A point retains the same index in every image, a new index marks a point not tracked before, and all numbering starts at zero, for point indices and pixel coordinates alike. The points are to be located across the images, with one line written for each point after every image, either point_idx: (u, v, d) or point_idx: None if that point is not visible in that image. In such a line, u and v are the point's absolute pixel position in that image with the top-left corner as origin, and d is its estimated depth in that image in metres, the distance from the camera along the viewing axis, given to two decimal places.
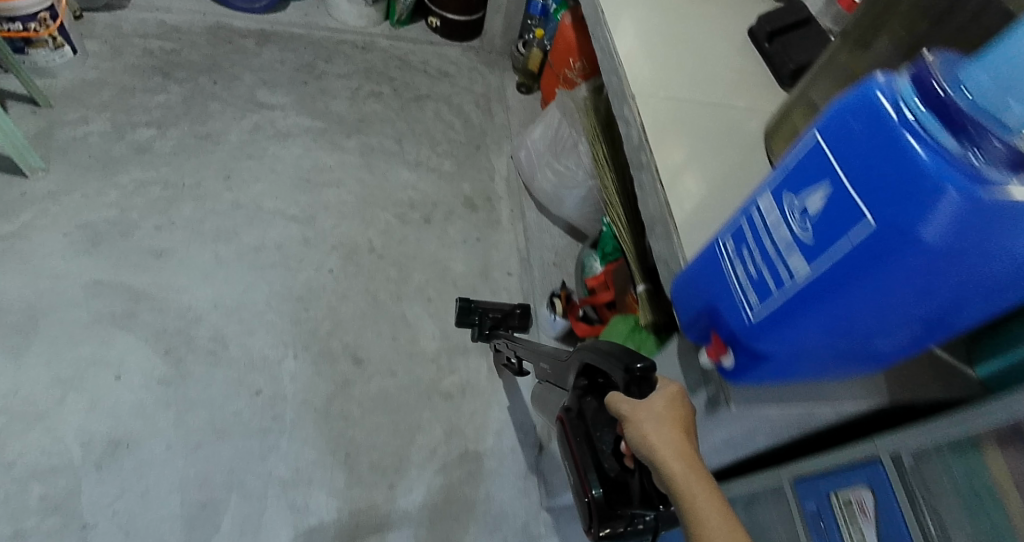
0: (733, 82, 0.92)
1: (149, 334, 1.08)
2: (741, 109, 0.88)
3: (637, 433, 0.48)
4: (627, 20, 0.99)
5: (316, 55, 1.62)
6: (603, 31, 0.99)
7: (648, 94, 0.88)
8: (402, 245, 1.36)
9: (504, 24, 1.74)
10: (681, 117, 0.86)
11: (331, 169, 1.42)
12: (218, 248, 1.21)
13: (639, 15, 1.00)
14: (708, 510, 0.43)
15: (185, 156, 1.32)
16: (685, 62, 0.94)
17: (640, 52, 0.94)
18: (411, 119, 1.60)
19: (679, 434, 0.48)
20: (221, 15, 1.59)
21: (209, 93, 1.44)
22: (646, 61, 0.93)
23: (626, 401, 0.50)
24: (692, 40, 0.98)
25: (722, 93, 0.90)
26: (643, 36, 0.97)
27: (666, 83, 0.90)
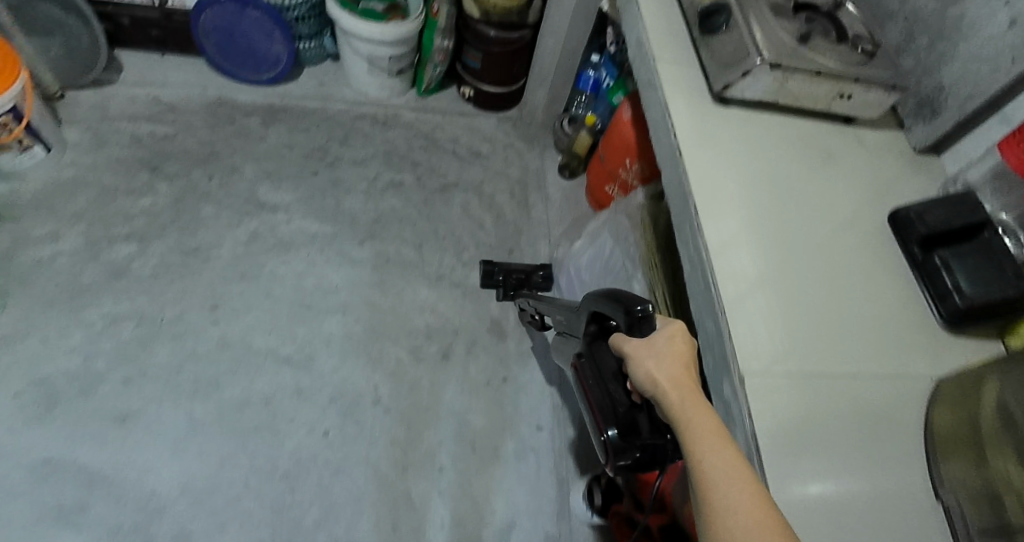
0: (873, 326, 0.64)
1: (100, 534, 0.90)
2: (887, 379, 0.61)
3: (642, 369, 0.56)
4: (729, 206, 0.70)
5: (330, 135, 1.41)
6: (690, 225, 0.69)
7: (760, 361, 0.59)
8: (412, 393, 1.13)
9: (549, 96, 1.47)
10: (809, 402, 0.58)
11: (336, 290, 1.20)
12: (193, 407, 1.02)
13: (743, 196, 0.71)
14: (717, 474, 0.46)
15: (169, 279, 1.13)
16: (807, 286, 0.66)
17: (747, 272, 0.65)
18: (434, 216, 1.37)
19: (678, 369, 0.55)
20: (224, 88, 1.38)
21: (202, 191, 1.24)
22: (755, 290, 0.64)
23: (633, 339, 0.60)
24: (813, 242, 0.70)
25: (860, 348, 0.63)
26: (749, 239, 0.68)
27: (783, 332, 0.62)
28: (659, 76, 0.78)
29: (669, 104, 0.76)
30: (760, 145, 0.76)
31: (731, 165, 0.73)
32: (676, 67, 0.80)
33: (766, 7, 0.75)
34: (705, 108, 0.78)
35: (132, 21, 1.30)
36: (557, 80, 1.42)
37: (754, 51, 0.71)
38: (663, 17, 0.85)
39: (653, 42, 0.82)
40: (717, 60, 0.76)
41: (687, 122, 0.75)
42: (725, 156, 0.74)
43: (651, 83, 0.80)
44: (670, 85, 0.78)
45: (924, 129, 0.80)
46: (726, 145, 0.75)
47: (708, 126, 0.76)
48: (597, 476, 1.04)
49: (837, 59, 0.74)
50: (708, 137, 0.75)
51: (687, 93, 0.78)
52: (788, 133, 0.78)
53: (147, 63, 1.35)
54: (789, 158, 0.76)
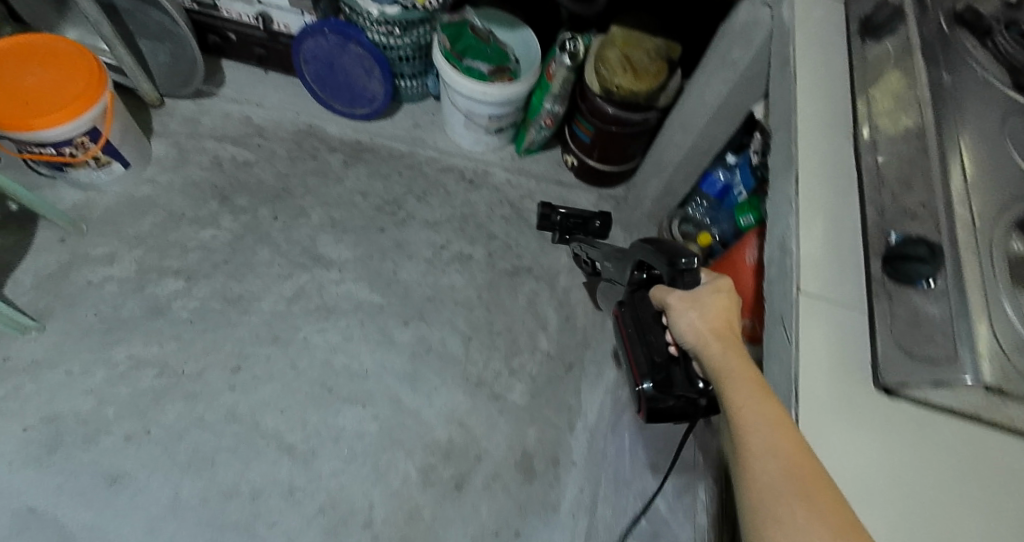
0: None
1: None
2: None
3: (685, 319, 0.65)
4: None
5: (410, 186, 1.28)
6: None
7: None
8: (409, 523, 0.99)
9: (665, 187, 1.22)
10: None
11: (364, 376, 1.09)
12: (182, 485, 0.94)
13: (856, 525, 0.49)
14: (751, 411, 0.51)
15: (202, 327, 1.07)
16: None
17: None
18: (496, 305, 1.20)
19: (716, 322, 0.63)
20: (316, 117, 1.30)
21: (263, 232, 1.18)
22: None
23: (677, 292, 0.68)
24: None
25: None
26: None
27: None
28: (796, 322, 0.58)
29: (800, 375, 0.56)
30: (920, 470, 0.52)
31: (862, 486, 0.51)
32: (827, 314, 0.59)
33: (1004, 276, 0.56)
34: (852, 393, 0.55)
35: (239, 36, 1.25)
36: (678, 176, 1.17)
37: (958, 356, 0.51)
38: (833, 228, 0.64)
39: (806, 266, 0.62)
40: (894, 335, 0.56)
41: (816, 405, 0.54)
42: (860, 471, 0.51)
43: (784, 322, 0.61)
44: (812, 345, 0.57)
45: None
46: (856, 451, 0.52)
47: (861, 403, 0.55)
48: None
49: None
50: (843, 439, 0.53)
51: (831, 359, 0.56)
52: (974, 466, 0.53)
53: (249, 80, 1.31)
54: (964, 503, 0.51)
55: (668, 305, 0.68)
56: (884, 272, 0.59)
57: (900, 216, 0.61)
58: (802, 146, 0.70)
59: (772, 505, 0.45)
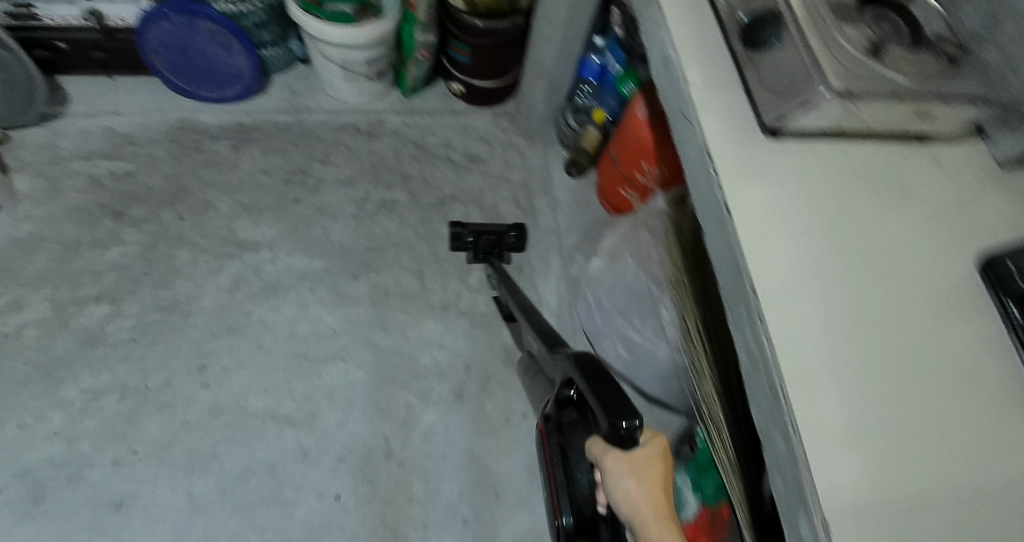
0: (970, 415, 0.51)
1: None
2: (998, 489, 0.48)
3: (619, 487, 0.50)
4: (786, 267, 0.58)
5: (309, 153, 1.27)
6: (746, 303, 0.58)
7: (850, 476, 0.47)
8: (426, 441, 1.05)
9: (548, 87, 1.33)
10: (888, 540, 0.45)
11: (334, 334, 1.10)
12: (192, 485, 0.92)
13: (792, 248, 0.59)
14: None
15: (149, 341, 1.01)
16: (883, 362, 0.53)
17: (810, 352, 0.53)
18: (434, 235, 1.26)
19: (658, 511, 0.49)
20: (186, 112, 1.25)
21: (175, 235, 1.12)
22: (813, 370, 0.52)
23: (607, 446, 0.51)
24: (893, 306, 0.56)
25: (958, 447, 0.49)
26: (811, 313, 0.55)
27: (851, 428, 0.49)
28: (694, 110, 0.66)
29: (710, 146, 0.64)
30: (817, 183, 0.63)
31: (785, 221, 0.60)
32: (713, 96, 0.68)
33: (829, 14, 0.64)
34: (753, 146, 0.65)
35: (72, 43, 1.16)
36: (558, 70, 1.27)
37: (816, 77, 0.59)
38: (694, 28, 0.73)
39: (683, 63, 0.70)
40: (767, 89, 0.65)
41: (728, 162, 0.63)
42: (776, 197, 0.62)
43: (684, 116, 0.68)
44: (710, 121, 0.66)
45: (1014, 142, 0.64)
46: (773, 196, 0.62)
47: (763, 159, 0.64)
48: None
49: (918, 71, 0.64)
50: (756, 178, 0.63)
51: (729, 132, 0.65)
52: (850, 167, 0.65)
53: (97, 91, 1.22)
54: (853, 196, 0.63)
55: (596, 457, 0.51)
56: (745, 48, 0.69)
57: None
58: None
59: None
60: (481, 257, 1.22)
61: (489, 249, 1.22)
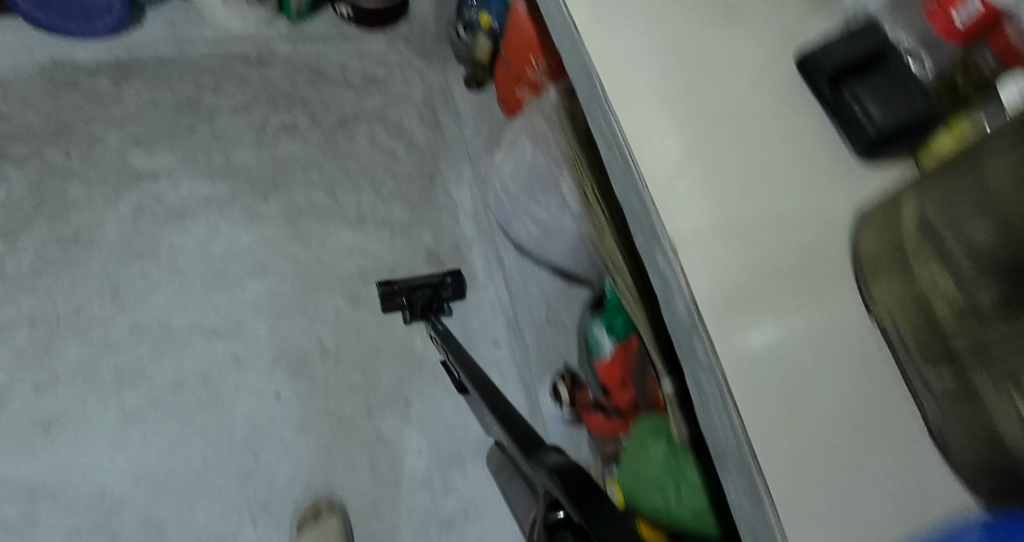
0: (795, 172, 0.59)
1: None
2: (816, 223, 0.57)
3: None
4: (630, 76, 0.63)
5: (199, 84, 1.25)
6: (599, 105, 0.65)
7: (694, 230, 0.57)
8: (360, 338, 1.09)
9: None
10: (732, 272, 0.55)
11: (250, 251, 1.10)
12: (124, 399, 0.92)
13: (635, 57, 0.64)
14: None
15: (53, 273, 0.98)
16: (720, 142, 0.60)
17: (655, 143, 0.60)
18: (341, 153, 1.27)
19: None
20: (56, 50, 1.19)
21: (64, 170, 1.08)
22: (660, 156, 0.60)
23: None
24: (726, 97, 0.62)
25: (782, 199, 0.58)
26: (655, 110, 0.61)
27: (699, 195, 0.58)
28: None
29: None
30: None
31: (629, 33, 0.65)
32: None
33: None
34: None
35: None
36: None
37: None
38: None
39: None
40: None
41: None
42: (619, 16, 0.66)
43: None
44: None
45: None
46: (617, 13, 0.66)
47: None
48: (560, 376, 1.09)
49: None
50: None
51: None
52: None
53: None
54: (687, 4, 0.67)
55: None
56: None
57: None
58: None
59: None
60: (417, 312, 1.10)
61: (425, 304, 1.11)
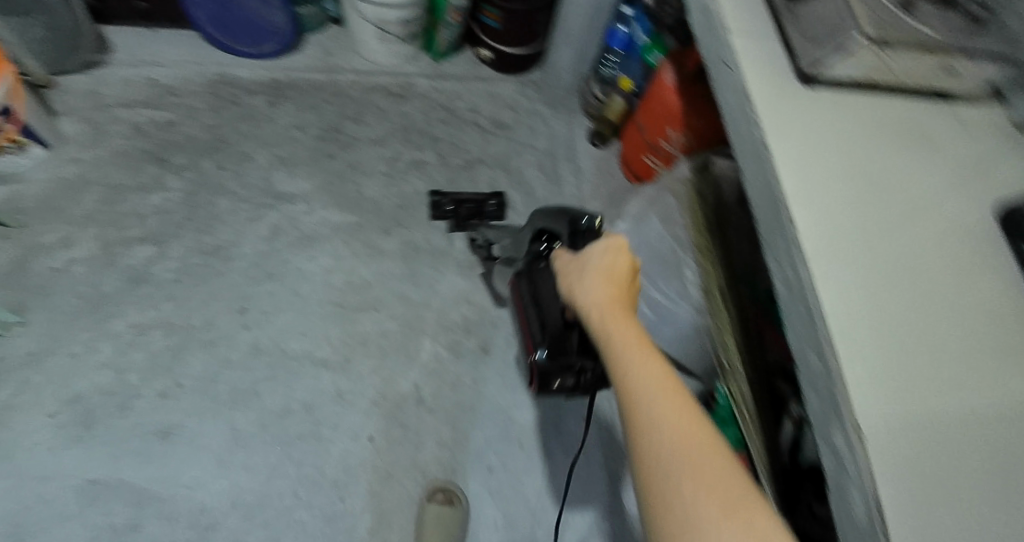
0: (986, 339, 0.52)
1: None
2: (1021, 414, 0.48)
3: (590, 293, 0.65)
4: (811, 205, 0.59)
5: (343, 112, 1.31)
6: (784, 239, 0.59)
7: (883, 388, 0.49)
8: (455, 391, 1.08)
9: (577, 58, 1.36)
10: (922, 437, 0.47)
11: (367, 285, 1.14)
12: (234, 418, 0.96)
13: (816, 170, 0.61)
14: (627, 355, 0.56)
15: (192, 282, 1.05)
16: (897, 288, 0.54)
17: (838, 282, 0.54)
18: (462, 197, 1.29)
19: (610, 288, 0.65)
20: (224, 66, 1.27)
21: (215, 184, 1.16)
22: (842, 297, 0.53)
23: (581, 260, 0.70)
24: (918, 244, 0.57)
25: (983, 373, 0.50)
26: (834, 247, 0.56)
27: (880, 340, 0.51)
28: (737, 57, 0.68)
29: (750, 88, 0.66)
30: (842, 130, 0.64)
31: (815, 142, 0.63)
32: (752, 45, 0.69)
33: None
34: (787, 92, 0.66)
35: None
36: (586, 40, 1.31)
37: (851, 23, 0.65)
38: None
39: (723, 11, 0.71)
40: (807, 36, 0.68)
41: (767, 109, 0.64)
42: (798, 140, 0.63)
43: (725, 64, 0.70)
44: (749, 64, 0.67)
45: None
46: (808, 124, 0.64)
47: (798, 103, 0.66)
48: None
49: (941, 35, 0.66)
50: (794, 106, 0.65)
51: (764, 73, 0.67)
52: (867, 113, 0.66)
53: (138, 41, 1.24)
54: (879, 148, 0.64)
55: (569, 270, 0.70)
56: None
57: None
58: None
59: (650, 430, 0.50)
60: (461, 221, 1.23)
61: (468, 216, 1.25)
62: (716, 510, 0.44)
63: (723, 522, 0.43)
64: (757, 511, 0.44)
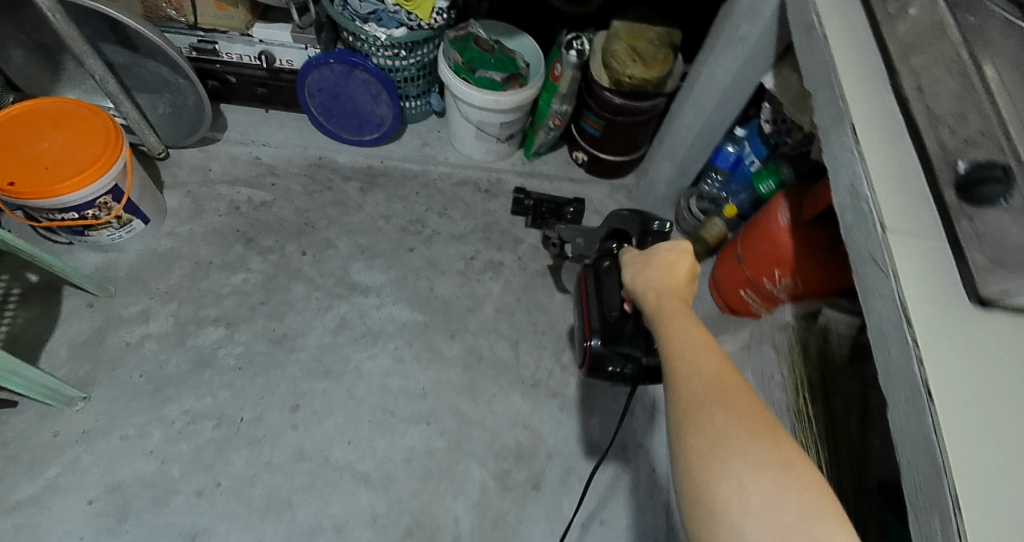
0: None
1: None
2: None
3: (648, 282, 0.66)
4: (986, 488, 0.46)
5: (429, 204, 1.29)
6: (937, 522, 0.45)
7: None
8: (496, 531, 0.99)
9: (678, 171, 1.26)
10: None
11: (422, 395, 1.08)
12: (263, 530, 0.92)
13: (990, 430, 0.49)
14: (682, 347, 0.55)
15: (252, 372, 1.04)
16: None
17: None
18: (536, 306, 1.21)
19: (676, 292, 0.63)
20: (324, 150, 1.31)
21: (295, 270, 1.16)
22: None
23: (644, 258, 0.69)
24: None
25: None
26: None
27: None
28: (895, 259, 0.56)
29: (908, 304, 0.54)
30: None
31: (987, 387, 0.51)
32: (916, 244, 0.57)
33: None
34: (955, 316, 0.54)
35: (239, 78, 1.24)
36: (691, 156, 1.21)
37: None
38: (897, 167, 0.62)
39: (880, 200, 0.60)
40: (987, 250, 0.55)
41: (930, 339, 0.52)
42: (964, 388, 0.50)
43: (876, 263, 0.58)
44: (909, 273, 0.55)
45: None
46: (980, 359, 0.52)
47: (969, 328, 0.53)
48: None
49: None
50: (964, 331, 0.53)
51: (928, 279, 0.55)
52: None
53: (252, 121, 1.31)
54: None
55: (631, 265, 0.70)
56: (960, 199, 0.59)
57: (961, 145, 0.61)
58: (846, 93, 0.68)
59: (694, 416, 0.49)
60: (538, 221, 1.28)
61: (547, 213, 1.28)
62: (742, 435, 0.47)
63: (748, 446, 0.46)
64: (782, 437, 0.47)
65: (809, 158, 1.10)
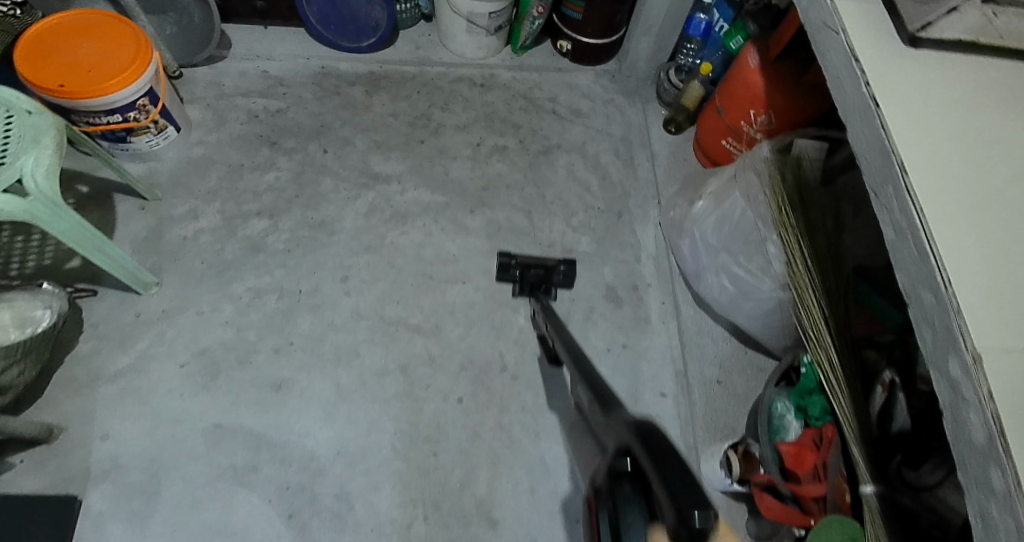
0: None
1: (273, 492, 0.96)
2: None
3: None
4: (926, 161, 0.59)
5: (431, 101, 1.39)
6: (895, 187, 0.59)
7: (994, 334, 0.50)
8: (536, 360, 1.14)
9: (655, 46, 1.40)
10: None
11: (454, 260, 1.21)
12: (338, 376, 1.05)
13: (926, 125, 0.62)
14: None
15: (300, 253, 1.15)
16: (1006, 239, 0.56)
17: (956, 233, 0.55)
18: (542, 180, 1.34)
19: None
20: (326, 60, 1.39)
21: (320, 165, 1.26)
22: (957, 243, 0.55)
23: None
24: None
25: None
26: (948, 197, 0.57)
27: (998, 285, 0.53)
28: (843, 18, 0.68)
29: (855, 48, 0.67)
30: (948, 86, 0.64)
31: (921, 96, 0.63)
32: (857, 7, 0.70)
33: None
34: (890, 52, 0.67)
35: None
36: (665, 28, 1.34)
37: None
38: None
39: None
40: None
41: (875, 71, 0.65)
42: (904, 100, 0.63)
43: (829, 28, 0.71)
44: (855, 27, 0.68)
45: None
46: (915, 79, 0.65)
47: (905, 61, 0.66)
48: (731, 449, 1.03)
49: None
50: (900, 63, 0.66)
51: (869, 31, 0.68)
52: (970, 74, 0.66)
53: (253, 37, 1.37)
54: (984, 106, 0.64)
55: None
56: None
57: None
58: None
59: None
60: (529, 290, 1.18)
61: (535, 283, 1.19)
62: None
63: None
64: None
65: (771, 10, 1.20)
